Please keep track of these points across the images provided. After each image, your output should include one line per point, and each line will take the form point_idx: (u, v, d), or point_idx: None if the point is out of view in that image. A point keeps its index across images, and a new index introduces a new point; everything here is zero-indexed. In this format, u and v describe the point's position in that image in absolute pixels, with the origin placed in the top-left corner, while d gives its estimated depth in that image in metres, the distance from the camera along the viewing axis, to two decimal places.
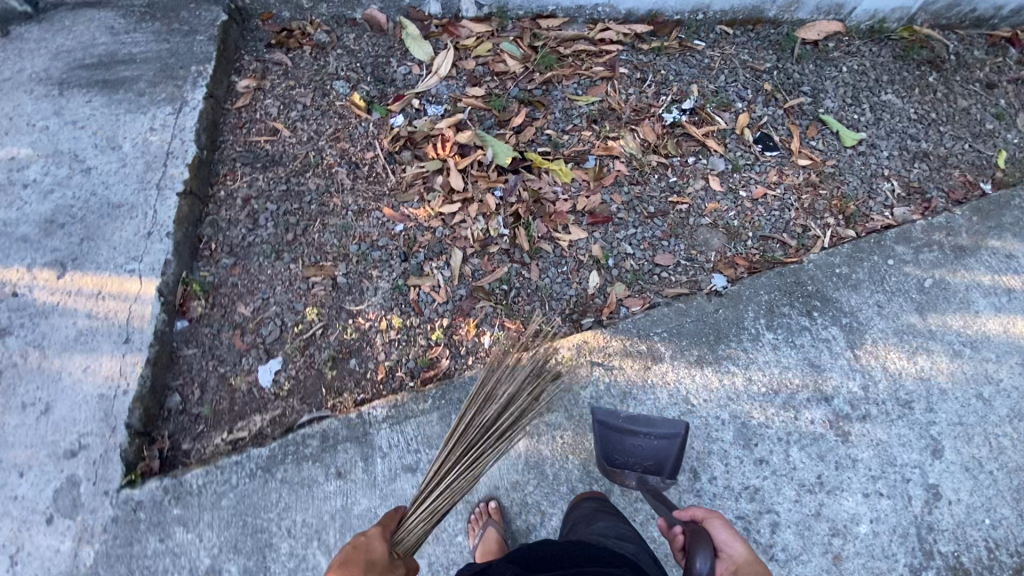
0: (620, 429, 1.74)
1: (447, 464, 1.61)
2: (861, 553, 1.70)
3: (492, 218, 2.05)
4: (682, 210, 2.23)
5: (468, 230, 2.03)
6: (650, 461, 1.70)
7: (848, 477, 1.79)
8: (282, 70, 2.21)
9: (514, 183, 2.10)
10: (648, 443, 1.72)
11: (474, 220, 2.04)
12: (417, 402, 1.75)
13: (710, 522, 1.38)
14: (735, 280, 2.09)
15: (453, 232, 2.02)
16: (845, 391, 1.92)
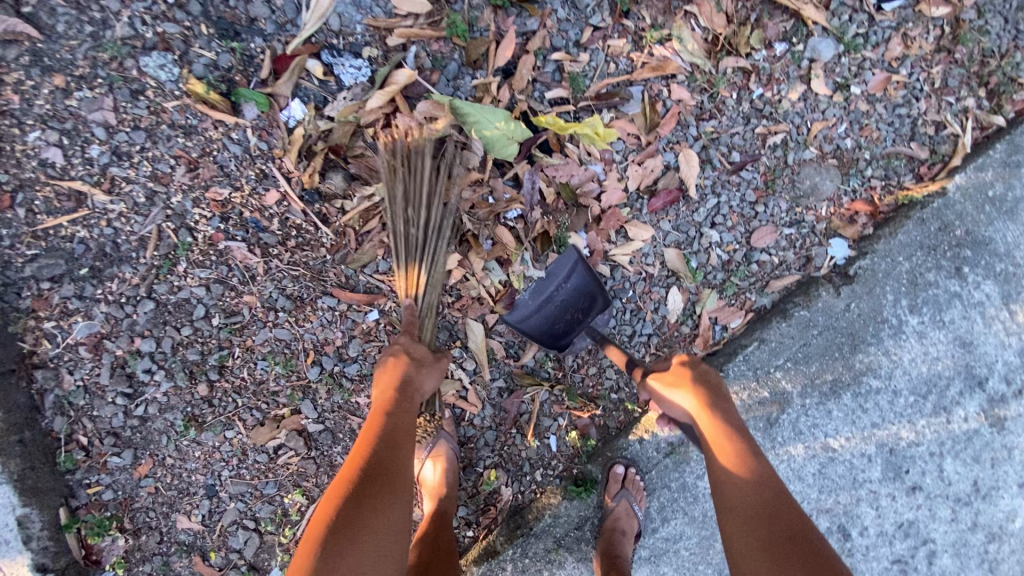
0: (540, 311, 1.29)
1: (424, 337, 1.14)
2: (1017, 551, 1.49)
3: (511, 261, 1.30)
4: (777, 146, 1.45)
5: (480, 288, 1.29)
6: (583, 303, 1.29)
7: (1005, 472, 1.50)
8: (33, 58, 1.12)
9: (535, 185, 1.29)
10: (572, 282, 1.28)
11: (485, 271, 1.29)
12: (492, 574, 1.31)
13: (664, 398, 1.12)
14: (861, 243, 1.47)
15: (459, 297, 1.29)
16: (1001, 365, 1.50)
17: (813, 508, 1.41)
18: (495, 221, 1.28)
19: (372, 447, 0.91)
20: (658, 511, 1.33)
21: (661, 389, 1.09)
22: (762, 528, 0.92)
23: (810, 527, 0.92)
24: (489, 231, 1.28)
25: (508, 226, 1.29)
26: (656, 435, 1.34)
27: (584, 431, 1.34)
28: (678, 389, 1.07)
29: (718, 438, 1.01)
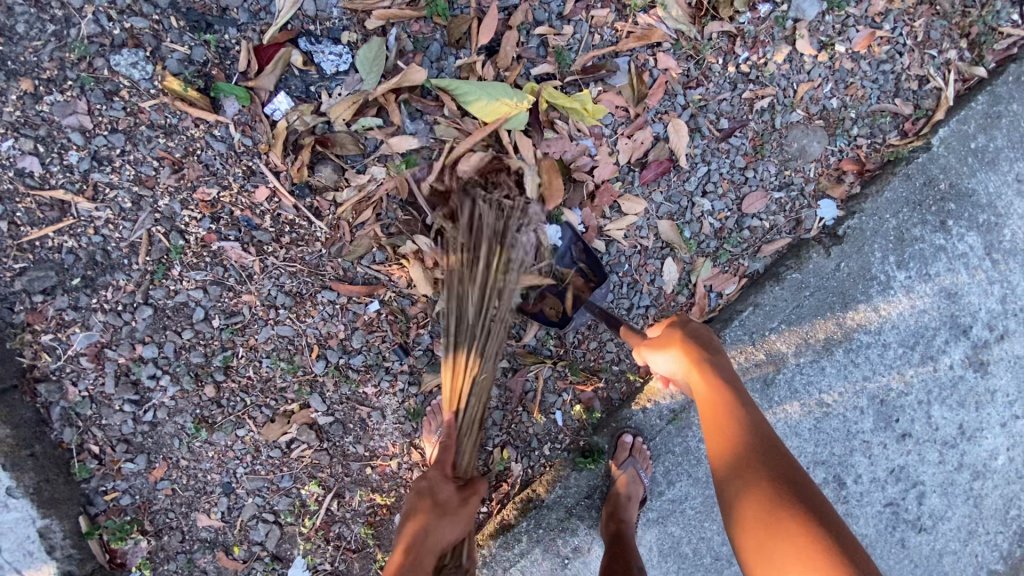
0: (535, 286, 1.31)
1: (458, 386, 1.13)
2: (1001, 487, 1.58)
3: None
4: (764, 109, 1.45)
5: None
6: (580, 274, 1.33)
7: (988, 413, 1.57)
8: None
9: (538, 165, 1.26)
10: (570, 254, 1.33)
11: None
12: (508, 546, 1.35)
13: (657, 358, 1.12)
14: (849, 203, 1.50)
15: None
16: (983, 312, 1.56)
17: (810, 461, 1.47)
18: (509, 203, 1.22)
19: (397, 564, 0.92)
20: (663, 474, 1.38)
21: (651, 348, 1.11)
22: (754, 474, 0.94)
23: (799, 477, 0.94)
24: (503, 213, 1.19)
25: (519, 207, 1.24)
26: (658, 404, 1.37)
27: (589, 404, 1.38)
28: (670, 347, 1.08)
29: (709, 389, 1.03)
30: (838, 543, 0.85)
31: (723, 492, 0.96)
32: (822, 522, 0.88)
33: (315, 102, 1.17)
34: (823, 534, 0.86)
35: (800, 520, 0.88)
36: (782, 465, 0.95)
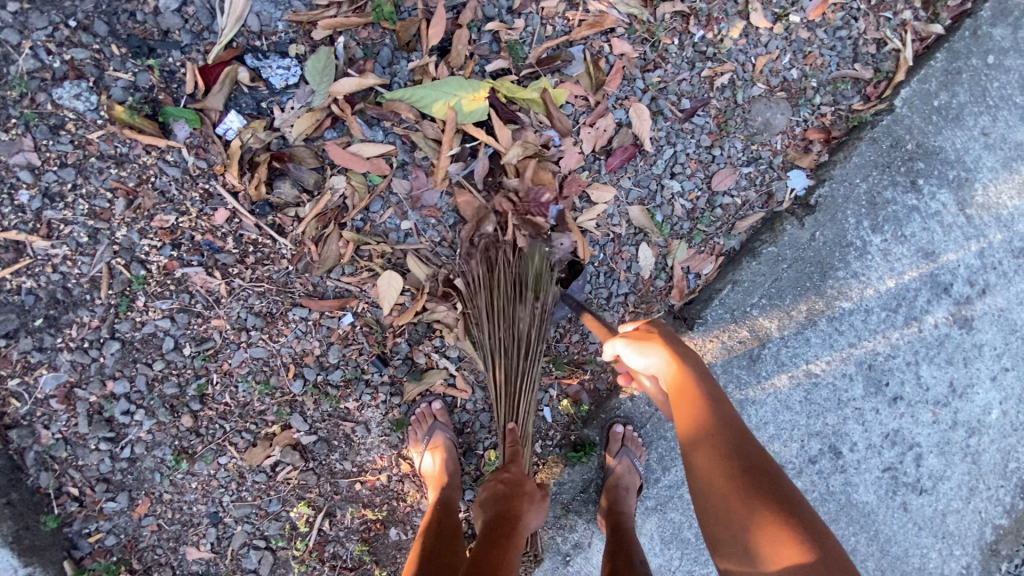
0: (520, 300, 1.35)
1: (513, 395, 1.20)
2: (997, 441, 1.57)
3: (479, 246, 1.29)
4: (724, 86, 1.44)
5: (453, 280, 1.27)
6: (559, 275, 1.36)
7: (977, 368, 1.57)
8: None
9: (513, 152, 1.25)
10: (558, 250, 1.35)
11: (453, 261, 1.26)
12: None
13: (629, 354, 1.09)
14: (818, 172, 1.49)
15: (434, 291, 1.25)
16: (963, 269, 1.56)
17: (806, 434, 1.46)
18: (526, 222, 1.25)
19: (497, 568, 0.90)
20: (658, 461, 1.36)
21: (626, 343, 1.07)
22: (733, 474, 0.90)
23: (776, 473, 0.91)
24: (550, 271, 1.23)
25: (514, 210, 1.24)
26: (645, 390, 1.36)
27: (576, 397, 1.36)
28: (645, 342, 1.05)
29: (685, 390, 1.00)
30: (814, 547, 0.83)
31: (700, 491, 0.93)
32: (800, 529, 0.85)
33: (268, 118, 1.16)
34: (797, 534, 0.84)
35: (776, 525, 0.85)
36: (763, 466, 0.91)
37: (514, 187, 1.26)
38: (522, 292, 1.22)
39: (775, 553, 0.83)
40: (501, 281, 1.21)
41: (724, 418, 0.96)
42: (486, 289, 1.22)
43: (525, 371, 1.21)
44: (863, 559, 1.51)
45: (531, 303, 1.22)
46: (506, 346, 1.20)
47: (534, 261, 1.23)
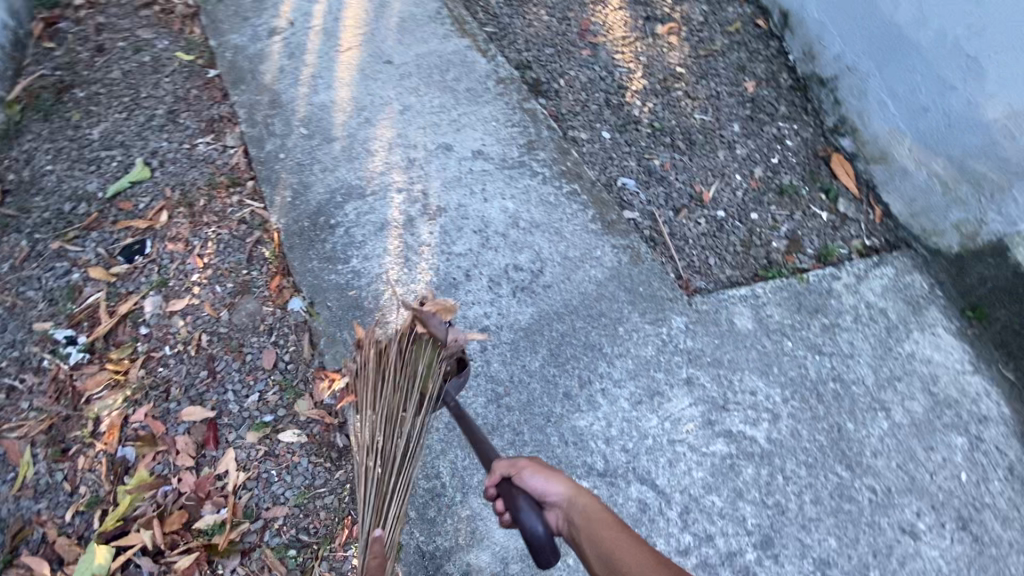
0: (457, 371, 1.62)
1: (371, 455, 1.65)
2: (531, 204, 2.28)
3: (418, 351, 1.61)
4: (210, 338, 2.01)
5: (406, 370, 1.62)
6: (448, 367, 1.60)
7: (470, 203, 2.28)
8: None
9: (150, 533, 1.72)
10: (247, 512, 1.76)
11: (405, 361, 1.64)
12: None
13: (523, 473, 1.42)
14: (299, 290, 2.10)
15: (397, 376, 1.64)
16: (403, 204, 2.28)
17: None
18: (424, 325, 1.56)
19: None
20: (428, 477, 1.78)
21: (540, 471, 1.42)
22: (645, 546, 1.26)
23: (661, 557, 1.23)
24: (434, 368, 1.58)
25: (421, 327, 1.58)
26: None
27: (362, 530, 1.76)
28: (555, 477, 1.42)
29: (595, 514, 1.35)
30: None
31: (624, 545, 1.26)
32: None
33: None
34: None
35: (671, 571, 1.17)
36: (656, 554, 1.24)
37: (182, 537, 1.73)
38: (409, 386, 1.63)
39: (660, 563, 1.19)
40: (392, 374, 1.64)
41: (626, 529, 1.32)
42: (374, 383, 1.67)
43: (399, 438, 1.64)
44: (575, 326, 1.98)
45: (403, 390, 1.64)
46: (375, 421, 1.65)
47: (424, 362, 1.60)
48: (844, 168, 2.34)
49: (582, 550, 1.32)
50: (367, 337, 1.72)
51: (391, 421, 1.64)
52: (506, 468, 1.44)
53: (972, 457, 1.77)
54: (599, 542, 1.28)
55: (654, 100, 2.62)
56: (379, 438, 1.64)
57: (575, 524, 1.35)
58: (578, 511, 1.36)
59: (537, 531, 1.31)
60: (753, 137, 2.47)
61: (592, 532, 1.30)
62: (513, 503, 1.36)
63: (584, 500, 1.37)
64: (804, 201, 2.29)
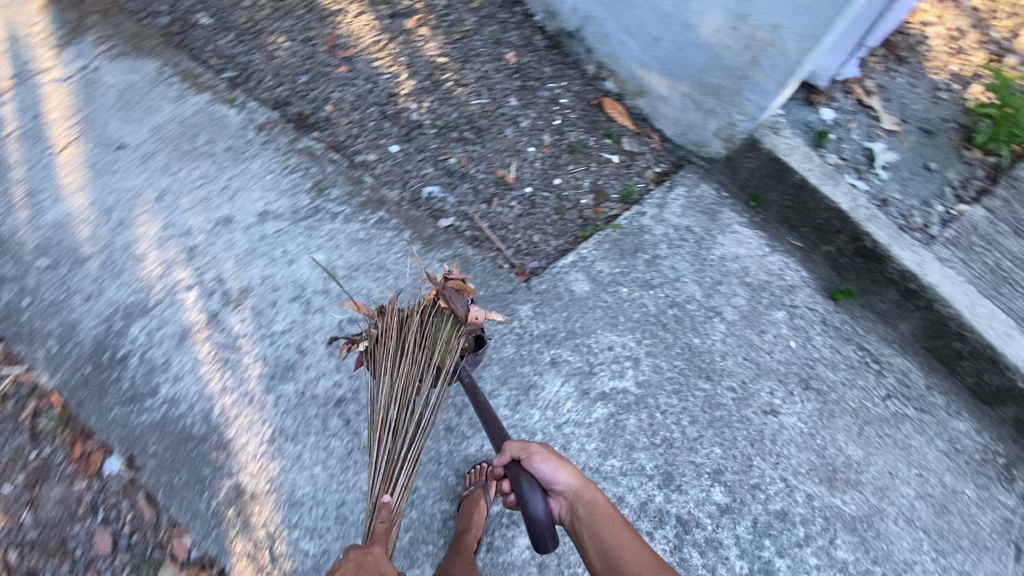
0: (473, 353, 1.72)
1: (382, 432, 1.63)
2: (343, 249, 2.12)
3: (439, 326, 1.66)
4: (19, 553, 1.65)
5: (426, 346, 1.66)
6: (464, 345, 1.68)
7: (276, 273, 2.06)
8: None
9: None
10: None
11: (424, 337, 1.67)
12: None
13: (534, 460, 1.48)
14: (110, 449, 1.79)
15: (413, 351, 1.66)
16: (202, 302, 2.01)
17: (322, 430, 1.83)
18: (451, 302, 1.60)
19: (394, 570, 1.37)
20: None
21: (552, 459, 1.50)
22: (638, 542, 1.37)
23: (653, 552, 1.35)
24: (455, 342, 1.64)
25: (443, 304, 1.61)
26: None
27: None
28: (566, 466, 1.50)
29: (600, 504, 1.44)
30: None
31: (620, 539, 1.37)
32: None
33: None
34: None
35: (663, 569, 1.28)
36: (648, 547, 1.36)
37: None
38: (428, 358, 1.66)
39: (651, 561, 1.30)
40: (414, 347, 1.66)
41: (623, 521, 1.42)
42: (392, 357, 1.66)
43: (412, 411, 1.65)
44: None
45: (419, 363, 1.66)
46: (388, 395, 1.64)
47: (445, 338, 1.64)
48: (616, 112, 2.53)
49: (583, 537, 1.43)
50: (389, 306, 1.71)
51: (405, 396, 1.64)
52: (517, 451, 1.50)
53: (794, 325, 2.03)
54: (601, 533, 1.39)
55: (429, 97, 2.58)
56: (391, 408, 1.64)
57: (580, 513, 1.45)
58: (586, 501, 1.45)
59: (538, 513, 1.35)
60: (530, 105, 2.57)
61: (593, 525, 1.41)
62: (518, 484, 1.41)
63: (590, 491, 1.46)
64: (595, 151, 2.46)
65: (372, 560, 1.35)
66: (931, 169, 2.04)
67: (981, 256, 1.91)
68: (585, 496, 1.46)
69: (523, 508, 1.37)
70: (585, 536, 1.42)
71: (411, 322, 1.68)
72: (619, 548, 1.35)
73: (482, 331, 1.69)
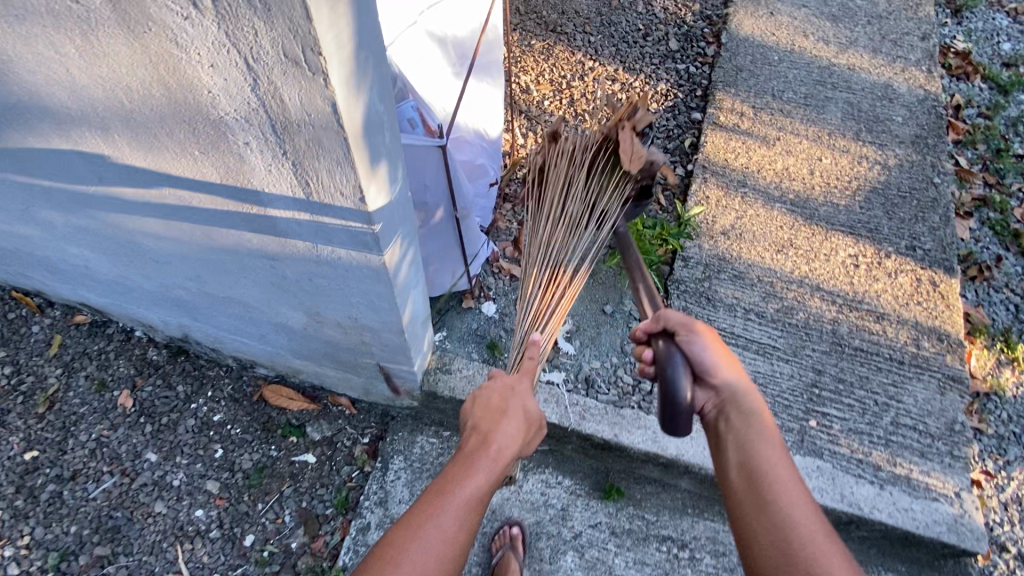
0: (636, 201, 1.59)
1: (534, 291, 1.49)
2: None
3: (612, 159, 1.56)
4: None
5: (590, 195, 1.56)
6: (630, 193, 1.55)
7: None
8: None
9: None
10: None
11: (591, 184, 1.57)
12: None
13: (693, 336, 1.18)
14: None
15: (572, 201, 1.55)
16: None
17: None
18: (630, 144, 1.48)
19: (513, 420, 1.20)
20: None
21: (719, 347, 1.18)
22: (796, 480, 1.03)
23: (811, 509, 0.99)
24: (628, 191, 1.54)
25: (624, 146, 1.48)
26: None
27: None
28: (731, 366, 1.18)
29: (764, 426, 1.11)
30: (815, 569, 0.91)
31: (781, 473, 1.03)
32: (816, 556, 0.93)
33: None
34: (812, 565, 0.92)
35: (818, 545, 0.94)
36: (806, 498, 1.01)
37: None
38: (592, 198, 1.56)
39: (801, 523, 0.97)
40: (581, 180, 1.56)
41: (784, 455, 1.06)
42: (555, 201, 1.57)
43: (562, 269, 1.51)
44: None
45: (581, 211, 1.55)
46: (549, 233, 1.55)
47: (614, 180, 1.55)
48: (284, 394, 2.02)
49: (730, 446, 1.11)
50: (562, 136, 1.63)
51: (563, 250, 1.52)
52: (674, 324, 1.20)
53: (588, 564, 1.65)
54: (757, 454, 1.06)
55: (26, 524, 1.83)
56: (545, 252, 1.53)
57: (734, 418, 1.14)
58: (744, 404, 1.14)
59: (682, 387, 1.08)
60: (173, 453, 1.94)
61: (743, 436, 1.10)
62: (666, 352, 1.13)
63: (750, 393, 1.16)
64: (284, 462, 1.91)
65: (509, 408, 1.21)
66: (610, 310, 1.89)
67: None
68: (745, 405, 1.15)
69: (664, 375, 1.10)
70: (725, 439, 1.13)
71: (580, 159, 1.58)
72: (774, 489, 1.01)
73: (649, 182, 1.55)
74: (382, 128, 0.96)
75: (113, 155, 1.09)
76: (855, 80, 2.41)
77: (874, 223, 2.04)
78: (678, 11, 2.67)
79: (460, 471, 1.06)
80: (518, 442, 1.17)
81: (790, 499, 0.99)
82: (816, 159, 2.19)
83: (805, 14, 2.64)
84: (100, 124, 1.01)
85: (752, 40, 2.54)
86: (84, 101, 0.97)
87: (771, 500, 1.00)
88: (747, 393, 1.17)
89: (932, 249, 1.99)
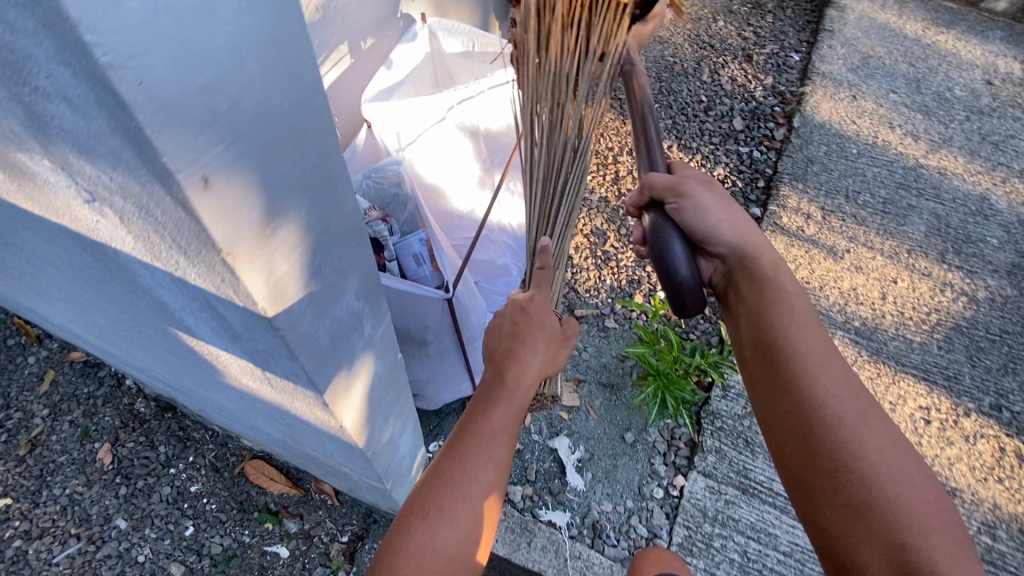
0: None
1: (540, 201, 1.06)
2: None
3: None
4: None
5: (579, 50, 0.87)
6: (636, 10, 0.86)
7: None
8: None
9: None
10: None
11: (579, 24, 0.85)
12: None
13: (693, 190, 0.86)
14: None
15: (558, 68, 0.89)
16: None
17: None
18: None
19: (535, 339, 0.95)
20: None
21: (722, 197, 0.90)
22: (841, 367, 0.83)
23: (859, 395, 0.80)
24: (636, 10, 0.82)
25: None
26: None
27: None
28: (739, 219, 0.91)
29: (786, 295, 0.89)
30: (890, 483, 0.74)
31: (818, 357, 0.83)
32: (886, 464, 0.75)
33: None
34: (888, 479, 0.74)
35: (887, 447, 0.77)
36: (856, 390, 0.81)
37: None
38: (587, 51, 0.88)
39: (864, 426, 0.78)
40: (559, 28, 0.86)
41: (817, 333, 0.86)
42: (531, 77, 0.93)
43: (575, 163, 1.00)
44: None
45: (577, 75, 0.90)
46: (539, 135, 0.98)
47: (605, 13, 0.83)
48: (266, 470, 1.88)
49: (749, 327, 0.90)
50: None
51: (568, 144, 0.97)
52: (662, 189, 0.85)
53: None
54: (783, 333, 0.86)
55: None
56: (545, 157, 1.00)
57: (746, 287, 0.91)
58: (759, 266, 0.91)
59: (683, 268, 0.78)
60: (143, 524, 1.81)
61: (761, 309, 0.89)
62: (656, 227, 0.81)
63: (761, 248, 0.92)
64: (254, 551, 1.75)
65: (531, 321, 0.97)
66: (630, 440, 1.64)
67: (724, 550, 1.48)
68: (759, 264, 0.91)
69: (657, 253, 0.79)
70: (739, 312, 0.92)
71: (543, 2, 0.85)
72: (810, 374, 0.82)
73: None
74: (360, 320, 0.82)
75: (77, 276, 1.00)
76: (946, 187, 2.10)
77: (952, 369, 1.75)
78: (747, 83, 2.42)
79: (485, 389, 0.88)
80: (550, 356, 0.97)
81: (822, 374, 0.82)
82: (890, 281, 1.90)
83: (893, 100, 2.34)
84: (61, 253, 0.92)
85: (828, 126, 2.26)
86: (41, 233, 0.88)
87: (793, 380, 0.82)
88: (761, 248, 0.92)
89: (1021, 413, 1.68)
